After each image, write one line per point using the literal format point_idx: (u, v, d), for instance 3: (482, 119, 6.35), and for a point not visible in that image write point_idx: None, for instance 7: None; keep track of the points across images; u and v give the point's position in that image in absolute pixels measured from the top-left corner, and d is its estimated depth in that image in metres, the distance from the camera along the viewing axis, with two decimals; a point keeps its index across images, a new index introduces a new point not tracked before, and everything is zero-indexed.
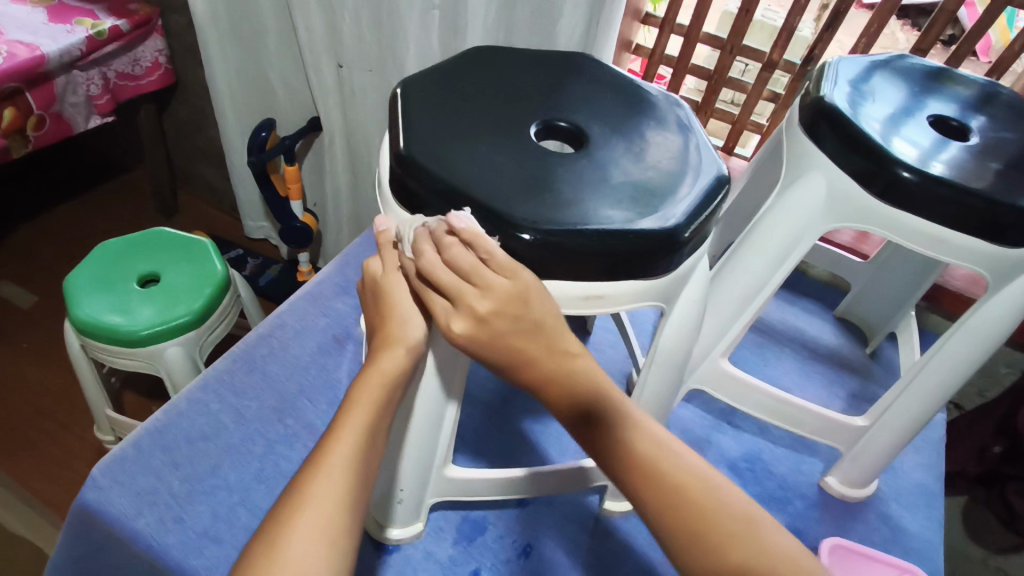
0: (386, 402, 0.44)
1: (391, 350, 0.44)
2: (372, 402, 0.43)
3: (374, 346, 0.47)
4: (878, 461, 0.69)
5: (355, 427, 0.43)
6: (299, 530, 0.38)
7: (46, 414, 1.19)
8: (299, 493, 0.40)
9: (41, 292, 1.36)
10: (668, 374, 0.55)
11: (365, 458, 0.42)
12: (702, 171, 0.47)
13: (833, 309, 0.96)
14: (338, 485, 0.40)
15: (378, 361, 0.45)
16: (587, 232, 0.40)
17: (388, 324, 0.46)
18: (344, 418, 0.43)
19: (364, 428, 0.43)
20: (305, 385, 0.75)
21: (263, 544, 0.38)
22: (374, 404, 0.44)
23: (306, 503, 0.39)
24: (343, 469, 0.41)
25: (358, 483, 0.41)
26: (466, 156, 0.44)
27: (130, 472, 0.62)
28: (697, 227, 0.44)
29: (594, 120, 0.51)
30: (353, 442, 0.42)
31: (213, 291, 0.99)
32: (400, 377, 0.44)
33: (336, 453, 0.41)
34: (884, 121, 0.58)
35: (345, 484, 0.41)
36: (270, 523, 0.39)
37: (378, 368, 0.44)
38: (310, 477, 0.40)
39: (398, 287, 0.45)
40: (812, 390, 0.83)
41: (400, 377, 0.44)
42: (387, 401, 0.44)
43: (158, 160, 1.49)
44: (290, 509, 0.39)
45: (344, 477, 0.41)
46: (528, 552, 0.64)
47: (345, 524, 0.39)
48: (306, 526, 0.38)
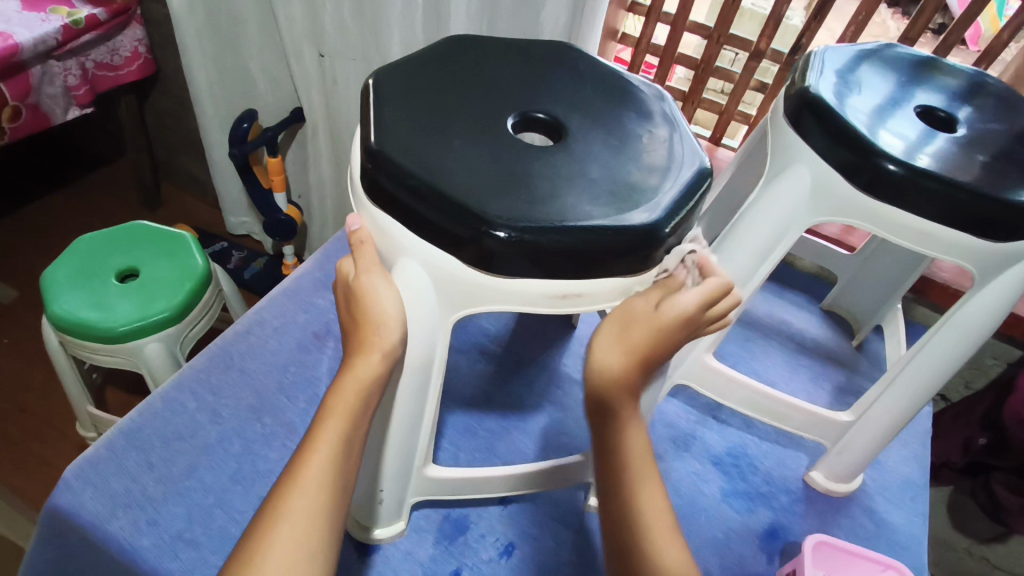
0: (360, 409, 0.43)
1: (365, 355, 0.43)
2: (347, 410, 0.43)
3: (348, 350, 0.46)
4: (863, 455, 0.69)
5: (330, 436, 0.42)
6: (276, 545, 0.37)
7: (25, 411, 1.17)
8: (275, 506, 0.39)
9: (21, 287, 1.34)
10: None
11: (342, 468, 0.41)
12: (684, 165, 0.46)
13: (820, 302, 0.95)
14: (315, 496, 0.39)
15: (352, 367, 0.44)
16: (564, 229, 0.39)
17: (360, 327, 0.44)
18: (318, 429, 0.42)
19: (340, 435, 0.42)
20: (284, 382, 0.74)
21: (239, 559, 0.37)
22: (349, 411, 0.43)
23: (283, 517, 0.38)
24: (319, 479, 0.40)
25: (334, 490, 0.40)
26: (440, 150, 0.43)
27: (106, 476, 0.61)
28: (677, 223, 0.43)
29: (573, 112, 0.50)
30: (329, 451, 0.41)
31: (193, 286, 0.97)
32: (374, 381, 0.43)
33: (312, 463, 0.41)
34: (871, 113, 0.57)
35: (318, 492, 0.40)
36: (247, 538, 0.38)
37: (352, 372, 0.43)
38: (286, 490, 0.40)
39: (370, 290, 0.44)
40: (798, 384, 0.83)
41: (375, 382, 0.44)
42: (361, 409, 0.43)
43: (139, 152, 1.46)
44: (267, 522, 0.38)
45: (321, 487, 0.40)
46: (511, 550, 0.63)
47: (321, 536, 0.38)
48: (284, 538, 0.37)
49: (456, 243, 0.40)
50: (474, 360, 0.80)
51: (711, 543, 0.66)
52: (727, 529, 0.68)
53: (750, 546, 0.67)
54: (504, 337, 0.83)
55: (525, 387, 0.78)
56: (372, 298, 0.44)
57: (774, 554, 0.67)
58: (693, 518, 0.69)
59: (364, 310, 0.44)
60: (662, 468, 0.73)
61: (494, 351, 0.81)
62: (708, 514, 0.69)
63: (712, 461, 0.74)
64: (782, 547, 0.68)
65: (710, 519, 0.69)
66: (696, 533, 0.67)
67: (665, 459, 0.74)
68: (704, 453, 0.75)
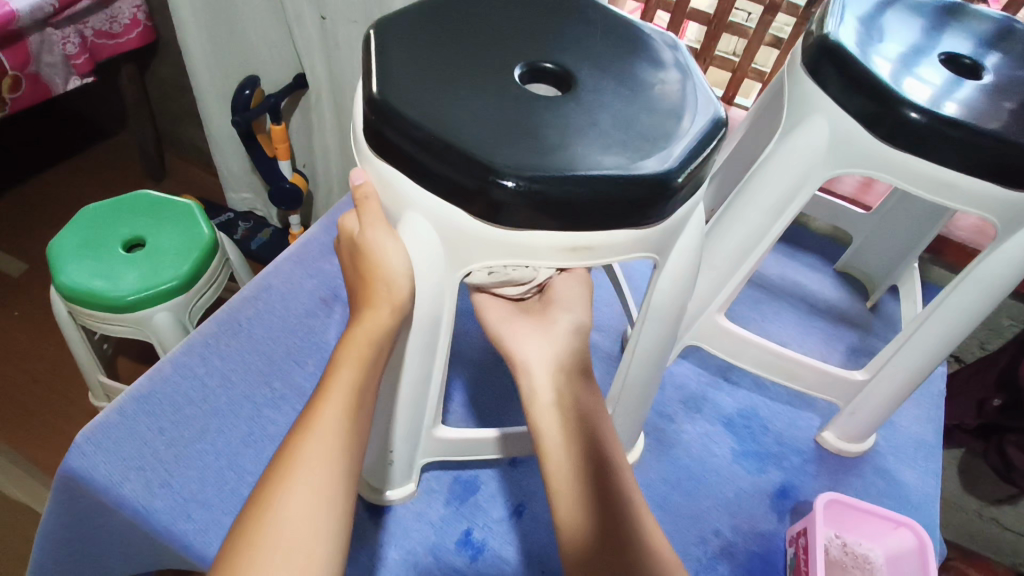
0: (371, 363, 0.43)
1: (373, 310, 0.43)
2: (358, 362, 0.42)
3: (355, 308, 0.45)
4: (878, 413, 0.68)
5: (342, 384, 0.41)
6: (294, 487, 0.37)
7: (40, 382, 1.18)
8: (289, 450, 0.39)
9: (30, 259, 1.34)
10: (661, 328, 0.53)
11: (356, 416, 0.41)
12: (698, 114, 0.44)
13: (834, 263, 0.93)
14: (330, 441, 0.39)
15: (361, 321, 0.43)
16: (572, 179, 0.38)
17: (368, 283, 0.43)
18: (330, 378, 0.42)
19: (353, 385, 0.42)
20: (292, 347, 0.73)
21: (258, 504, 0.37)
22: (360, 361, 0.42)
23: (298, 462, 0.38)
24: (334, 425, 0.40)
25: (349, 438, 0.40)
26: (445, 99, 0.41)
27: (118, 438, 0.62)
28: (691, 172, 0.41)
29: (583, 61, 0.48)
30: (342, 399, 0.41)
31: (200, 254, 0.97)
32: (383, 334, 0.43)
33: (325, 411, 0.40)
34: (895, 60, 0.54)
35: (335, 437, 0.39)
36: (263, 483, 0.38)
37: (361, 325, 0.43)
38: (301, 435, 0.39)
39: (375, 244, 0.43)
40: (811, 345, 0.82)
41: (384, 337, 0.43)
42: (372, 362, 0.43)
43: (142, 122, 1.44)
44: (284, 467, 0.38)
45: (335, 434, 0.40)
46: (522, 510, 0.64)
47: (338, 479, 0.38)
48: (301, 482, 0.37)
49: (461, 194, 0.39)
50: (483, 324, 0.79)
51: (721, 502, 0.67)
52: (737, 489, 0.68)
53: (760, 506, 0.67)
54: None
55: None
56: (378, 254, 0.42)
57: (784, 513, 0.67)
58: (704, 479, 0.69)
59: (371, 265, 0.43)
60: (672, 428, 0.73)
61: None
62: (718, 474, 0.69)
63: (723, 422, 0.74)
64: (793, 506, 0.67)
65: (720, 479, 0.69)
66: (706, 493, 0.67)
67: (675, 420, 0.74)
68: (714, 414, 0.75)
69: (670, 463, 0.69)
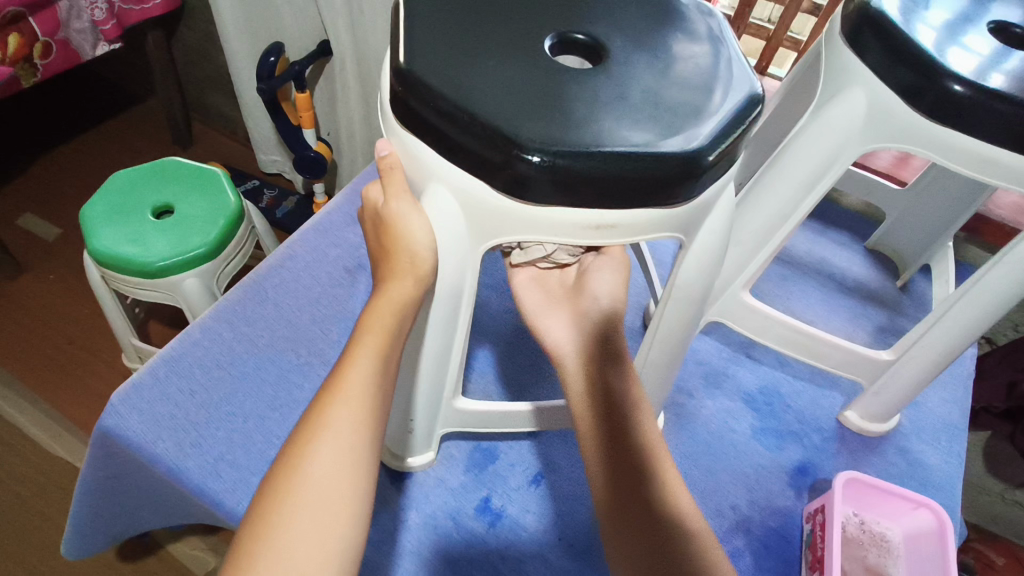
0: (396, 332, 0.43)
1: (397, 280, 0.43)
2: (383, 331, 0.43)
3: (380, 278, 0.45)
4: (903, 394, 0.67)
5: (366, 354, 0.42)
6: (322, 452, 0.38)
7: (76, 344, 1.22)
8: (315, 416, 0.40)
9: (63, 224, 1.37)
10: (684, 309, 0.51)
11: (380, 385, 0.42)
12: (731, 88, 0.43)
13: (865, 241, 0.91)
14: (355, 408, 0.40)
15: (386, 292, 0.44)
16: (598, 154, 0.37)
17: (391, 255, 0.44)
18: (355, 346, 0.42)
19: (377, 354, 0.42)
20: (317, 315, 0.74)
21: (285, 467, 0.38)
22: (385, 330, 0.43)
23: (324, 428, 0.39)
24: (358, 392, 0.41)
25: (373, 404, 0.41)
26: (471, 70, 0.40)
27: (151, 399, 0.64)
28: (722, 149, 0.40)
29: (614, 31, 0.46)
30: (366, 367, 0.41)
31: (227, 222, 0.98)
32: (407, 305, 0.43)
33: (351, 378, 0.41)
34: (939, 28, 0.52)
35: (359, 404, 0.40)
36: (290, 446, 0.39)
37: (385, 297, 0.44)
38: (328, 401, 0.40)
39: (399, 216, 0.43)
40: (837, 324, 0.81)
41: (407, 308, 0.44)
42: (397, 331, 0.43)
43: (169, 88, 1.45)
44: (311, 430, 0.39)
45: (361, 400, 0.40)
46: (540, 480, 0.65)
47: (363, 445, 0.39)
48: (328, 447, 0.38)
49: (485, 167, 0.39)
50: (506, 297, 0.79)
51: (738, 477, 0.67)
52: (755, 465, 0.68)
53: (778, 482, 0.67)
54: None
55: None
56: (403, 227, 0.43)
57: (802, 490, 0.67)
58: (722, 454, 0.69)
59: (395, 237, 0.43)
60: (692, 403, 0.73)
61: None
62: (736, 450, 0.69)
63: (744, 399, 0.74)
64: (812, 483, 0.68)
65: (739, 455, 0.69)
66: (724, 469, 0.68)
67: (696, 396, 0.74)
68: (735, 390, 0.75)
69: (690, 438, 0.70)
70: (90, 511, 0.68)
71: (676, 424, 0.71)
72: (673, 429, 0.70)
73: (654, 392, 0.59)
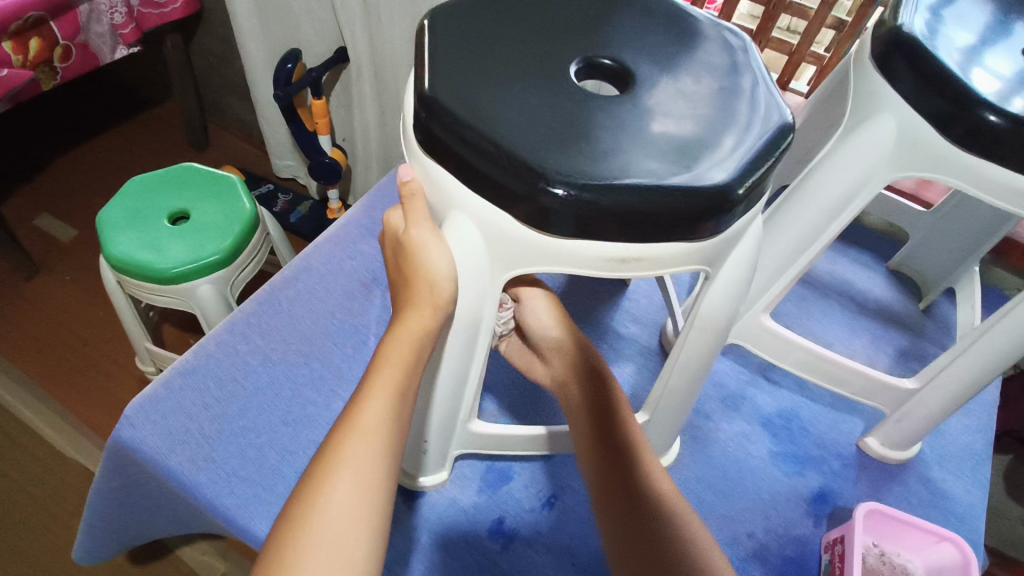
0: (414, 361, 0.43)
1: (416, 309, 0.42)
2: (401, 360, 0.42)
3: (398, 306, 0.45)
4: (925, 424, 0.65)
5: (384, 384, 0.41)
6: (338, 486, 0.37)
7: (90, 346, 1.22)
8: (331, 447, 0.39)
9: (79, 226, 1.38)
10: (707, 339, 0.50)
11: (397, 417, 0.41)
12: (761, 119, 0.42)
13: (887, 261, 0.90)
14: (372, 440, 0.39)
15: (404, 320, 0.43)
16: (624, 189, 0.36)
17: (411, 283, 0.43)
18: (373, 376, 0.42)
19: (395, 385, 0.41)
20: (331, 329, 0.74)
21: (300, 499, 0.37)
22: (403, 359, 0.42)
23: (341, 462, 0.38)
24: (376, 424, 0.40)
25: (390, 436, 0.40)
26: (496, 97, 0.40)
27: (164, 411, 0.64)
28: (752, 183, 0.39)
29: (642, 57, 0.46)
30: (384, 399, 0.41)
31: (242, 229, 0.98)
32: (427, 334, 0.43)
33: (369, 410, 0.40)
34: (965, 49, 0.51)
35: (377, 436, 0.40)
36: (306, 477, 0.39)
37: (403, 324, 0.43)
38: (345, 433, 0.39)
39: (420, 245, 0.42)
40: (858, 347, 0.79)
41: (427, 337, 0.43)
42: (415, 361, 0.43)
43: (186, 91, 1.45)
44: (327, 463, 0.38)
45: (379, 432, 0.40)
46: (553, 502, 0.64)
47: (380, 478, 0.38)
48: (344, 481, 0.37)
49: (508, 198, 0.38)
50: None
51: (755, 504, 0.66)
52: (773, 490, 0.67)
53: (796, 510, 0.66)
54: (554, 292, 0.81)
55: None
56: (424, 255, 0.42)
57: (821, 518, 0.66)
58: (739, 479, 0.68)
59: (415, 265, 0.42)
60: (708, 426, 0.72)
61: None
62: (754, 475, 0.68)
63: (762, 422, 0.73)
64: (831, 511, 0.66)
65: (756, 480, 0.68)
66: (741, 495, 0.66)
67: (712, 418, 0.72)
68: (753, 414, 0.73)
69: (706, 462, 0.69)
70: (102, 521, 0.68)
71: (691, 447, 0.70)
72: (689, 453, 0.69)
73: (674, 417, 0.58)
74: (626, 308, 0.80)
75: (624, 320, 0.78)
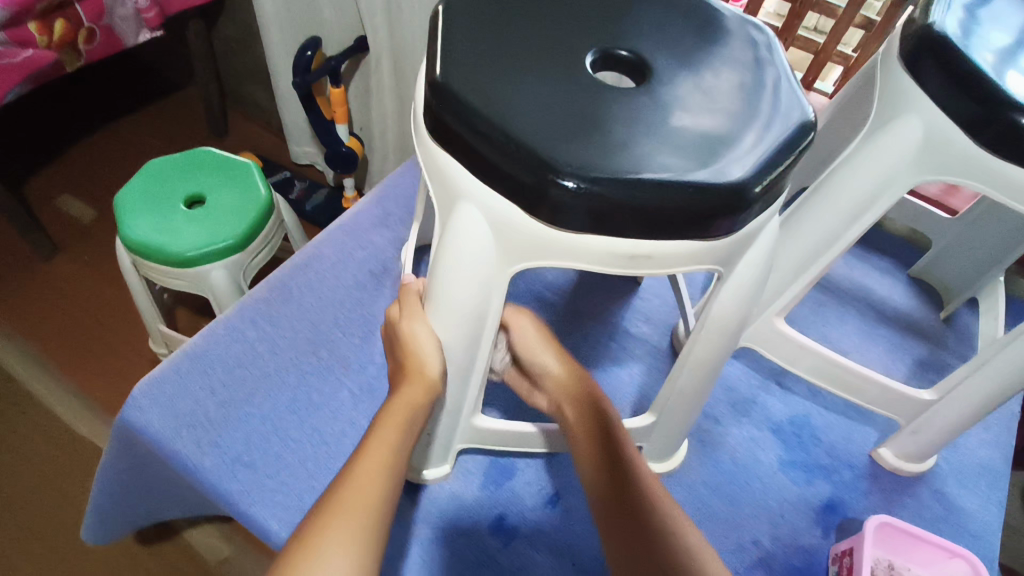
0: (407, 425, 0.48)
1: (410, 383, 0.49)
2: (397, 423, 0.47)
3: (395, 383, 0.51)
4: (941, 437, 0.64)
5: (379, 444, 0.46)
6: (333, 526, 0.40)
7: (105, 326, 1.24)
8: (330, 498, 0.42)
9: (98, 207, 1.39)
10: (717, 341, 0.49)
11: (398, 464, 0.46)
12: (782, 116, 0.40)
13: (908, 268, 0.87)
14: (367, 488, 0.43)
15: (400, 394, 0.49)
16: (635, 184, 0.35)
17: (406, 365, 0.49)
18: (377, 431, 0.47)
19: (391, 445, 0.46)
20: (339, 317, 0.74)
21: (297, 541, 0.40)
22: (402, 416, 0.48)
23: (337, 506, 0.41)
24: (370, 475, 0.44)
25: (384, 485, 0.44)
26: (509, 86, 0.39)
27: (172, 394, 0.64)
28: (769, 182, 0.38)
29: (660, 50, 0.44)
30: (379, 455, 0.45)
31: (256, 215, 0.98)
32: (419, 406, 0.48)
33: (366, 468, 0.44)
34: (1003, 52, 0.49)
35: (370, 484, 0.43)
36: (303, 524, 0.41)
37: (400, 397, 0.49)
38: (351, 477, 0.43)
39: (412, 329, 0.49)
40: (874, 356, 0.77)
41: (417, 412, 0.48)
42: (408, 424, 0.48)
43: (207, 77, 1.46)
44: (323, 511, 0.41)
45: (373, 481, 0.43)
46: (556, 500, 0.63)
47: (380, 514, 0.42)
48: (347, 518, 0.40)
49: (517, 190, 0.37)
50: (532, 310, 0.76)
51: (763, 511, 0.64)
52: (781, 499, 0.66)
53: (804, 519, 0.65)
54: (567, 290, 0.79)
55: (583, 341, 0.74)
56: (416, 337, 0.48)
57: (829, 529, 0.64)
58: (746, 485, 0.66)
59: (407, 351, 0.49)
60: (717, 430, 0.70)
61: (554, 302, 0.77)
62: (763, 483, 0.67)
63: (772, 428, 0.71)
64: (840, 522, 0.65)
65: (764, 488, 0.66)
66: (748, 500, 0.65)
67: (722, 422, 0.71)
68: (764, 420, 0.72)
69: (713, 467, 0.67)
70: (109, 500, 0.69)
71: (699, 451, 0.68)
72: (696, 456, 0.68)
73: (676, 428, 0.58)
74: (638, 307, 0.78)
75: (635, 319, 0.77)
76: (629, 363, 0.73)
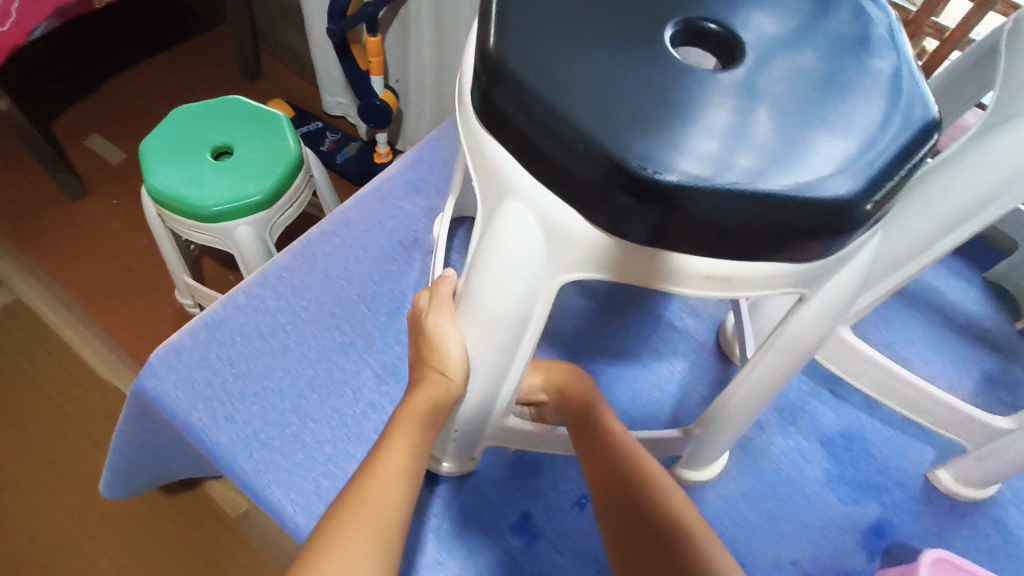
0: (427, 426, 0.44)
1: (432, 381, 0.45)
2: (415, 422, 0.44)
3: (416, 377, 0.47)
4: (1012, 468, 0.58)
5: (401, 444, 0.42)
6: (353, 532, 0.36)
7: (133, 272, 1.22)
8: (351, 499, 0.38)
9: (128, 149, 1.36)
10: (785, 362, 0.44)
11: (417, 466, 0.42)
12: (900, 114, 0.34)
13: (984, 271, 0.79)
14: (389, 491, 0.39)
15: (421, 390, 0.45)
16: (719, 194, 0.30)
17: (429, 361, 0.45)
18: (391, 430, 0.43)
19: (410, 446, 0.42)
20: (366, 291, 0.70)
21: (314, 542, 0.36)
22: (421, 415, 0.44)
23: (357, 509, 0.37)
24: (392, 477, 0.40)
25: (404, 490, 0.40)
26: (576, 63, 0.33)
27: (190, 363, 0.61)
28: (877, 199, 0.32)
29: (754, 21, 0.37)
30: (400, 455, 0.41)
31: (284, 171, 0.94)
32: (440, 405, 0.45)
33: (387, 468, 0.40)
34: None
35: (392, 489, 0.39)
36: (323, 520, 0.37)
37: (420, 393, 0.45)
38: (367, 478, 0.40)
39: (438, 325, 0.44)
40: (939, 367, 0.71)
41: (437, 412, 0.45)
42: (430, 426, 0.44)
43: (241, 16, 1.40)
44: (344, 512, 0.37)
45: (395, 483, 0.40)
46: (584, 503, 0.60)
47: (396, 522, 0.38)
48: (367, 523, 0.37)
49: (577, 191, 0.32)
50: (571, 294, 0.71)
51: (805, 528, 0.60)
52: (825, 517, 0.61)
53: (848, 540, 0.60)
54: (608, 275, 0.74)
55: (622, 333, 0.69)
56: (441, 334, 0.44)
57: (875, 553, 0.60)
58: (789, 498, 0.62)
59: (432, 346, 0.45)
60: (761, 438, 0.65)
61: (593, 287, 0.72)
62: (806, 498, 0.62)
63: (821, 440, 0.66)
64: (887, 546, 0.60)
65: (808, 503, 0.62)
66: (790, 515, 0.61)
67: (766, 430, 0.66)
68: (812, 430, 0.67)
69: (753, 476, 0.63)
70: (126, 462, 0.68)
71: (740, 458, 0.64)
72: (736, 463, 0.63)
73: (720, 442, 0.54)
74: (683, 298, 0.73)
75: (679, 311, 0.72)
76: (670, 360, 0.68)
